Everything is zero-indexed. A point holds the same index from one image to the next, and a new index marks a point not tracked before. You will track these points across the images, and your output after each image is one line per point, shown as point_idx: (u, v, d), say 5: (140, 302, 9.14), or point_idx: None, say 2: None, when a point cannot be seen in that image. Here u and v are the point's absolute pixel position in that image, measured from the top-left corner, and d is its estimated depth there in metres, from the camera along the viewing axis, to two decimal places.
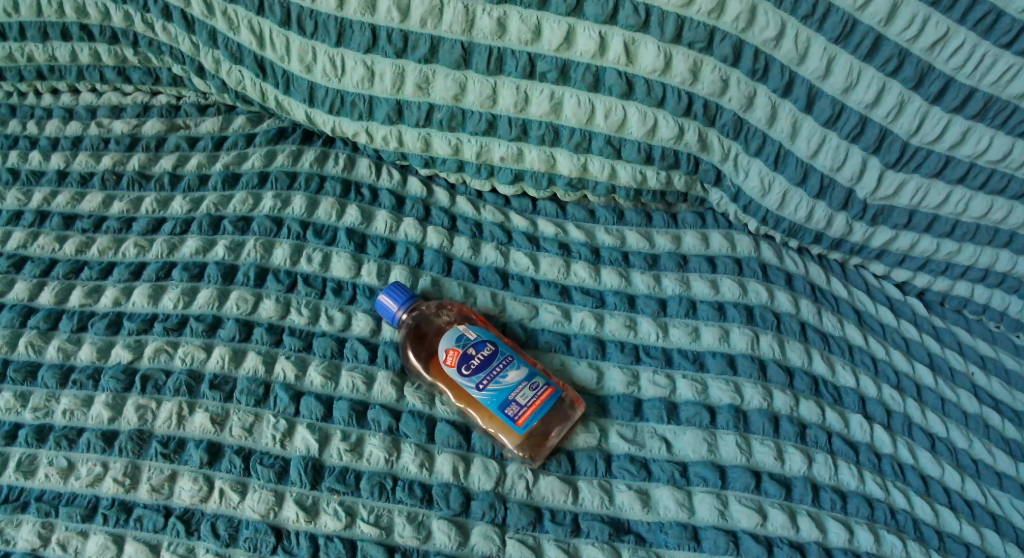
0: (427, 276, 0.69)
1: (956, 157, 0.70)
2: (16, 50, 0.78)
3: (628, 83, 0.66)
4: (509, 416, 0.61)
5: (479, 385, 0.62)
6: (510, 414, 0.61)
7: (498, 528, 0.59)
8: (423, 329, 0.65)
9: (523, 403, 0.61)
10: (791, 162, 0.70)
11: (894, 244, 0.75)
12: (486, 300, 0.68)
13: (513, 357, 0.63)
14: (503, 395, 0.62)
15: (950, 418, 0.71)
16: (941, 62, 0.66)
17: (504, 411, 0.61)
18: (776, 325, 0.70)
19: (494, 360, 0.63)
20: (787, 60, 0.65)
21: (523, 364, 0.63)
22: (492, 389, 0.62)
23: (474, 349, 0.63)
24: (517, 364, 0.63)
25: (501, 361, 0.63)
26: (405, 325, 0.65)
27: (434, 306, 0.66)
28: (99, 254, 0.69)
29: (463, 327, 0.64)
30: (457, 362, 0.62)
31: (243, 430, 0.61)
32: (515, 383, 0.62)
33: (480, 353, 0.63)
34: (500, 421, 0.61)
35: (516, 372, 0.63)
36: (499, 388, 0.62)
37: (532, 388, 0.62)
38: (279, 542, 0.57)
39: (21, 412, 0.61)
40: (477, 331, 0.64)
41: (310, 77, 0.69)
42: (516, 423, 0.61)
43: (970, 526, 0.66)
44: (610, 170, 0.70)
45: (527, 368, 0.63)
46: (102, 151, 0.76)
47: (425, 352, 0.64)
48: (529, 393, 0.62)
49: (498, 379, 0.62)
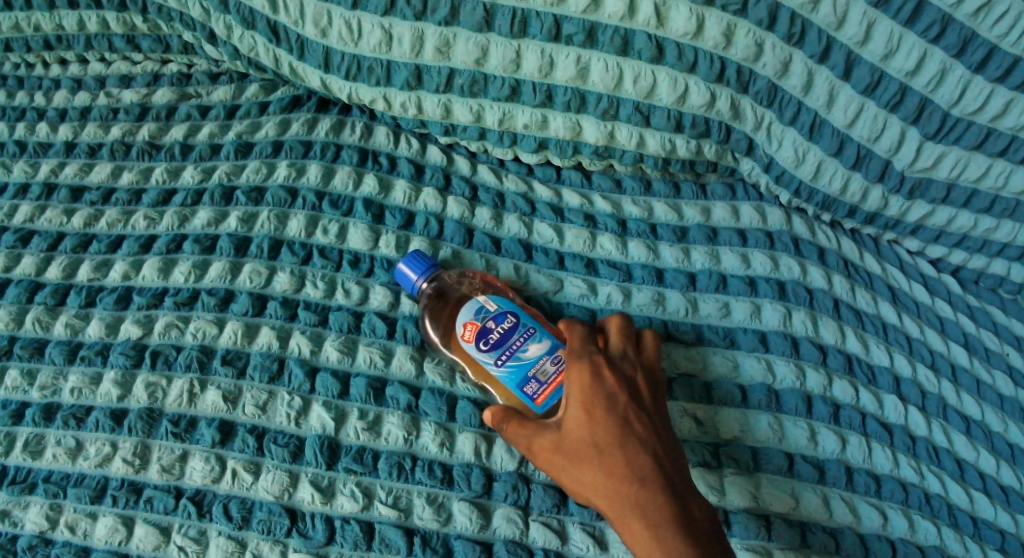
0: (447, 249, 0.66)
1: (999, 129, 0.66)
2: (23, 20, 0.75)
3: (658, 46, 0.63)
4: (528, 394, 0.57)
5: (499, 361, 0.58)
6: (529, 393, 0.57)
7: (521, 509, 0.57)
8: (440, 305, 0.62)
9: (544, 381, 0.57)
10: (827, 132, 0.67)
11: (931, 219, 0.72)
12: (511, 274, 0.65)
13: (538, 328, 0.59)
14: (523, 371, 0.57)
15: (985, 400, 0.69)
16: (985, 29, 0.62)
17: (524, 390, 0.57)
18: (810, 302, 0.66)
19: (516, 334, 0.59)
20: (825, 23, 0.62)
21: (546, 337, 0.59)
22: (511, 366, 0.58)
23: (493, 323, 0.59)
24: (539, 338, 0.59)
25: (524, 334, 0.59)
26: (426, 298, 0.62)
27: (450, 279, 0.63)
28: (108, 227, 0.67)
29: (486, 297, 0.60)
30: (475, 337, 0.58)
31: (256, 408, 0.58)
32: (537, 357, 0.58)
33: (500, 326, 0.58)
34: (519, 399, 0.58)
35: (540, 345, 0.58)
36: (519, 364, 0.58)
37: (554, 364, 0.58)
38: (294, 525, 0.55)
39: (28, 391, 0.60)
40: (500, 300, 0.60)
41: (325, 42, 0.66)
42: (536, 402, 0.57)
43: (1005, 512, 0.65)
44: (638, 139, 0.68)
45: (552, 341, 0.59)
46: (111, 121, 0.74)
47: (442, 328, 0.61)
48: (550, 370, 0.58)
49: (520, 353, 0.58)
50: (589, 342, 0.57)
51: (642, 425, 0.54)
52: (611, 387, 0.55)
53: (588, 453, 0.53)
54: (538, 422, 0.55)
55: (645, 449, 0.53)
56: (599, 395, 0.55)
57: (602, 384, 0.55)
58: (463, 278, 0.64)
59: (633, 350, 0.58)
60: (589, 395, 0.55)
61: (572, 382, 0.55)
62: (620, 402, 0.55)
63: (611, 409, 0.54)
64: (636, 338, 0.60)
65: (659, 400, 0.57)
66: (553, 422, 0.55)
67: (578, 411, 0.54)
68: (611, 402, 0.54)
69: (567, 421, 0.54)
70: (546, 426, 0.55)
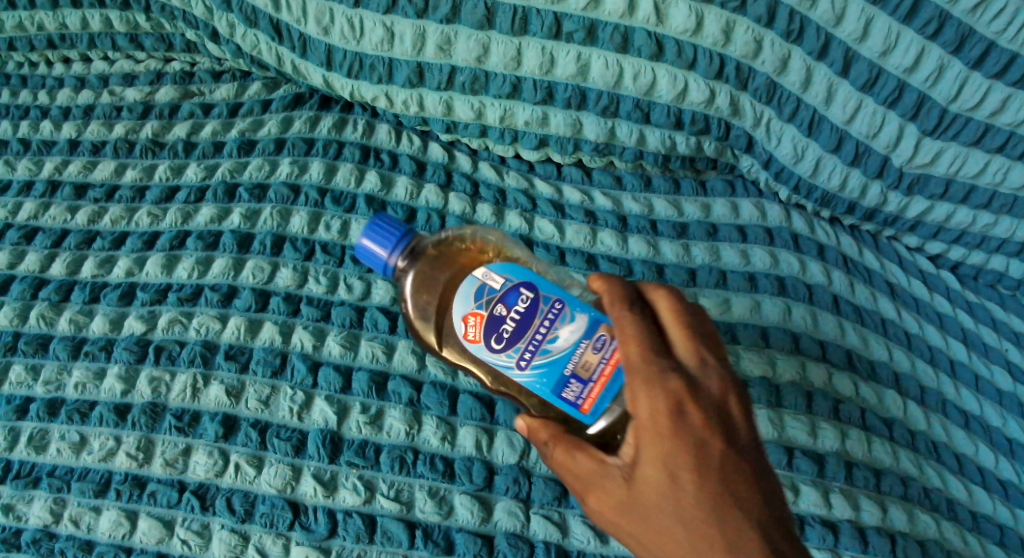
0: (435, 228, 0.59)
1: (997, 125, 0.67)
2: (27, 19, 0.76)
3: (658, 44, 0.63)
4: (570, 400, 0.49)
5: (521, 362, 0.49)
6: (572, 397, 0.49)
7: (522, 502, 0.58)
8: (422, 295, 0.54)
9: (586, 379, 0.49)
10: (825, 128, 0.67)
11: (929, 215, 0.72)
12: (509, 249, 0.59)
13: (557, 302, 0.50)
14: (557, 370, 0.49)
15: (984, 396, 0.69)
16: (982, 25, 0.62)
17: (563, 396, 0.49)
18: (809, 297, 0.67)
19: (531, 318, 0.50)
20: (823, 20, 0.62)
21: (574, 316, 0.50)
22: (538, 366, 0.49)
23: (505, 312, 0.50)
24: (565, 319, 0.50)
25: (544, 317, 0.50)
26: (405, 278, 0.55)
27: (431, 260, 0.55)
28: (112, 223, 0.68)
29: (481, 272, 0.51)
30: (486, 334, 0.50)
31: (259, 403, 0.59)
32: (571, 346, 0.49)
33: (513, 313, 0.50)
34: (562, 406, 0.49)
35: (562, 328, 0.50)
36: (548, 361, 0.49)
37: (594, 351, 0.49)
38: (297, 518, 0.56)
39: (33, 386, 0.61)
40: (502, 271, 0.51)
41: (328, 40, 0.67)
42: (582, 407, 0.49)
43: (1004, 506, 0.65)
44: (638, 136, 0.68)
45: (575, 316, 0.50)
46: (114, 119, 0.74)
47: (433, 325, 0.55)
48: (590, 362, 0.49)
49: (545, 345, 0.49)
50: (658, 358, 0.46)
51: (737, 473, 0.44)
52: (695, 422, 0.45)
53: (663, 513, 0.44)
54: (598, 464, 0.46)
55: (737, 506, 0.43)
56: (679, 437, 0.44)
57: (682, 421, 0.45)
58: (452, 252, 0.56)
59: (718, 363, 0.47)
60: (670, 441, 0.44)
61: (642, 418, 0.45)
62: (709, 449, 0.44)
63: (698, 458, 0.44)
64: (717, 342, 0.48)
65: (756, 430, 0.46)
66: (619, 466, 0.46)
67: (652, 455, 0.45)
68: (698, 446, 0.44)
69: (638, 469, 0.45)
70: (610, 472, 0.46)
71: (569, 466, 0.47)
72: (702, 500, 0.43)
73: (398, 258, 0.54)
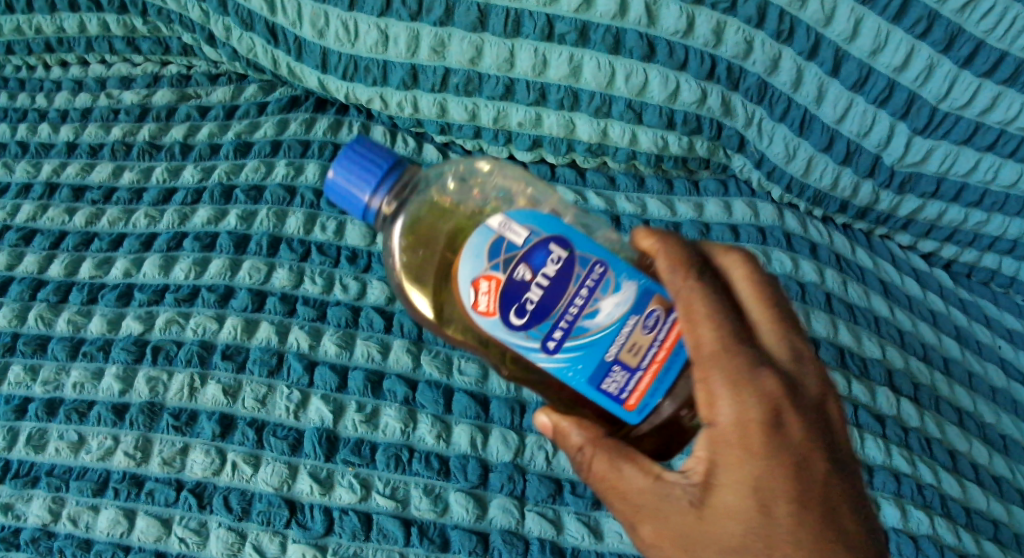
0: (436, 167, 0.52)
1: (987, 123, 0.67)
2: (24, 23, 0.76)
3: (650, 45, 0.64)
4: (612, 388, 0.43)
5: (548, 344, 0.43)
6: (614, 387, 0.43)
7: (516, 500, 0.58)
8: (417, 252, 0.48)
9: (631, 367, 0.43)
10: (816, 127, 0.68)
11: (921, 213, 0.73)
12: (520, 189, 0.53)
13: (599, 266, 0.43)
14: (599, 356, 0.43)
15: (977, 392, 0.70)
16: (971, 24, 0.62)
17: (604, 387, 0.43)
18: (801, 295, 0.68)
19: (563, 288, 0.43)
20: (813, 21, 0.63)
21: (620, 287, 0.43)
22: (570, 349, 0.43)
23: (536, 279, 0.43)
24: (608, 290, 0.43)
25: (580, 285, 0.43)
26: (393, 227, 0.48)
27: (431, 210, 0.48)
28: (109, 225, 0.68)
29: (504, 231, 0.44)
30: (512, 305, 0.43)
31: (256, 402, 0.60)
32: (615, 326, 0.43)
33: (543, 279, 0.43)
34: (604, 398, 0.43)
35: (604, 300, 0.43)
36: (583, 345, 0.43)
37: (644, 331, 0.43)
38: (293, 515, 0.56)
39: (32, 386, 0.61)
40: (525, 222, 0.44)
41: (323, 42, 0.67)
42: (627, 401, 0.43)
43: (997, 502, 0.66)
44: (631, 136, 0.69)
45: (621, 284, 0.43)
46: (112, 122, 0.75)
47: (431, 287, 0.47)
48: (637, 347, 0.43)
49: (579, 322, 0.43)
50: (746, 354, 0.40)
51: (836, 493, 0.40)
52: (790, 436, 0.40)
53: (749, 548, 0.39)
54: (655, 487, 0.41)
55: (836, 535, 0.39)
56: (772, 455, 0.39)
57: (778, 436, 0.39)
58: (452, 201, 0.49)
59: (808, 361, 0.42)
60: (767, 459, 0.39)
61: (733, 430, 0.39)
62: (809, 466, 0.40)
63: (797, 479, 0.39)
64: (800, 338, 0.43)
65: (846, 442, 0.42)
66: (686, 488, 0.40)
67: (738, 476, 0.39)
68: (798, 463, 0.39)
69: (719, 492, 0.39)
70: (675, 495, 0.40)
71: (620, 485, 0.42)
72: (800, 531, 0.39)
73: (382, 200, 0.47)
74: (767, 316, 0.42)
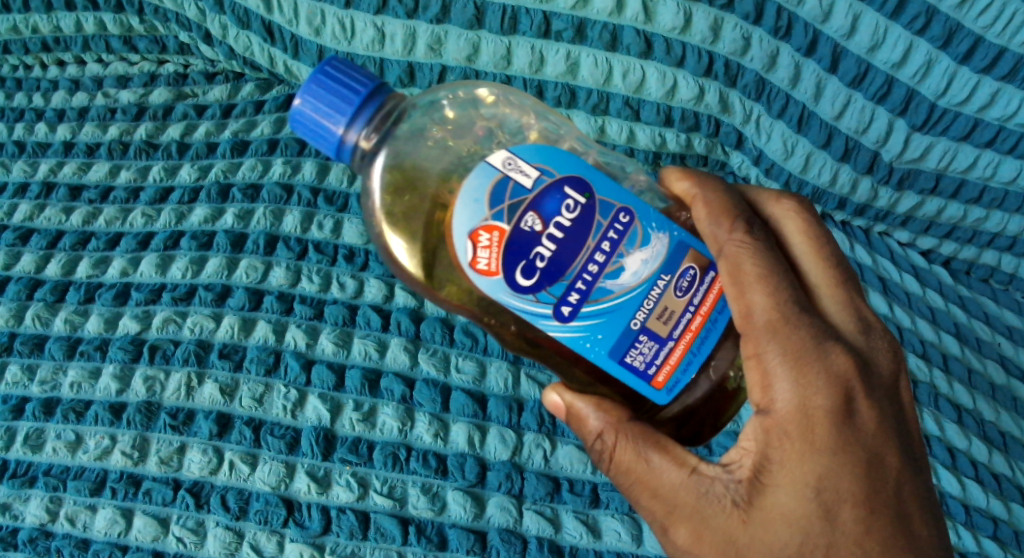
0: (433, 93, 0.52)
1: (986, 120, 0.66)
2: (21, 22, 0.76)
3: (647, 42, 0.64)
4: (641, 358, 0.43)
5: (562, 310, 0.43)
6: (642, 353, 0.43)
7: (514, 498, 0.58)
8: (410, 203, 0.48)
9: (659, 333, 0.43)
10: (815, 124, 0.68)
11: (920, 210, 0.73)
12: (518, 122, 0.52)
13: (619, 218, 0.43)
14: (626, 323, 0.43)
15: (977, 389, 0.69)
16: (970, 20, 0.62)
17: (632, 357, 0.43)
18: None
19: (576, 245, 0.43)
20: (811, 17, 0.62)
21: (648, 242, 0.43)
22: (587, 317, 0.43)
23: (551, 227, 0.43)
24: (633, 245, 0.43)
25: (603, 238, 0.43)
26: (371, 164, 0.48)
27: (427, 152, 0.49)
28: (106, 224, 0.68)
29: (508, 174, 0.43)
30: (526, 260, 0.43)
31: (254, 401, 0.59)
32: (642, 288, 0.43)
33: (556, 226, 0.43)
34: (631, 368, 0.43)
35: (626, 261, 0.43)
36: (603, 313, 0.43)
37: (676, 293, 0.43)
38: (291, 515, 0.56)
39: (29, 386, 0.61)
40: (534, 162, 0.43)
41: (319, 40, 0.67)
42: (658, 372, 0.43)
43: (997, 499, 0.65)
44: (628, 133, 0.69)
45: (643, 243, 0.43)
46: (109, 121, 0.75)
47: (422, 243, 0.47)
48: (666, 312, 0.43)
49: (598, 286, 0.43)
50: (813, 330, 0.41)
51: (903, 484, 0.41)
52: (861, 427, 0.41)
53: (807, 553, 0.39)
54: (695, 498, 0.41)
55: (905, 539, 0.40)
56: (841, 450, 0.40)
57: (847, 429, 0.40)
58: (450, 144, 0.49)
59: (873, 342, 0.43)
60: (833, 456, 0.40)
61: (798, 426, 0.40)
62: (876, 458, 0.41)
63: (861, 475, 0.40)
64: (865, 312, 0.44)
65: (913, 432, 0.43)
66: (729, 485, 0.41)
67: (800, 474, 0.40)
68: (869, 458, 0.40)
69: (773, 496, 0.40)
70: (717, 493, 0.41)
71: (649, 478, 0.42)
72: (859, 531, 0.40)
73: (358, 132, 0.46)
74: (827, 295, 0.44)
